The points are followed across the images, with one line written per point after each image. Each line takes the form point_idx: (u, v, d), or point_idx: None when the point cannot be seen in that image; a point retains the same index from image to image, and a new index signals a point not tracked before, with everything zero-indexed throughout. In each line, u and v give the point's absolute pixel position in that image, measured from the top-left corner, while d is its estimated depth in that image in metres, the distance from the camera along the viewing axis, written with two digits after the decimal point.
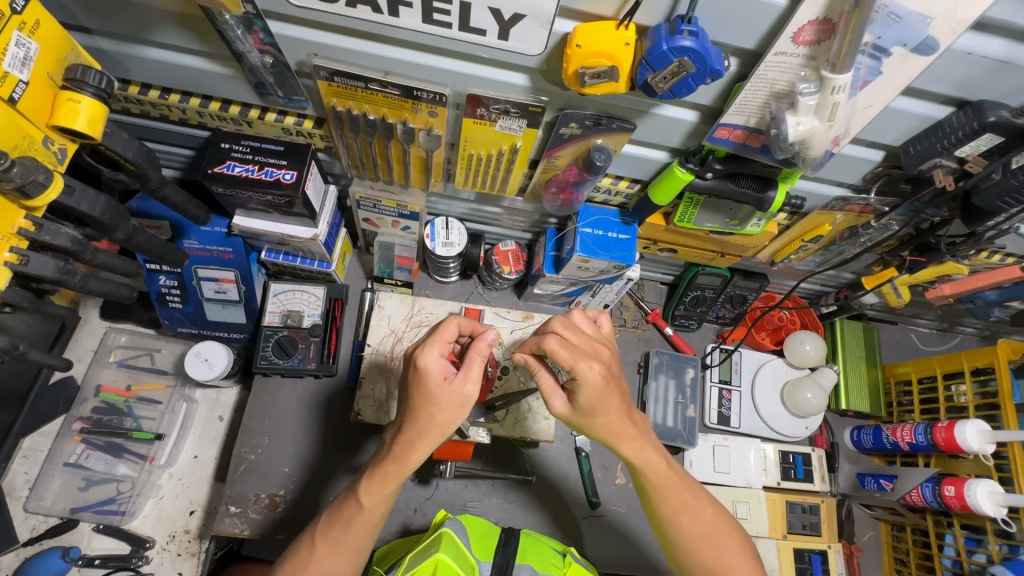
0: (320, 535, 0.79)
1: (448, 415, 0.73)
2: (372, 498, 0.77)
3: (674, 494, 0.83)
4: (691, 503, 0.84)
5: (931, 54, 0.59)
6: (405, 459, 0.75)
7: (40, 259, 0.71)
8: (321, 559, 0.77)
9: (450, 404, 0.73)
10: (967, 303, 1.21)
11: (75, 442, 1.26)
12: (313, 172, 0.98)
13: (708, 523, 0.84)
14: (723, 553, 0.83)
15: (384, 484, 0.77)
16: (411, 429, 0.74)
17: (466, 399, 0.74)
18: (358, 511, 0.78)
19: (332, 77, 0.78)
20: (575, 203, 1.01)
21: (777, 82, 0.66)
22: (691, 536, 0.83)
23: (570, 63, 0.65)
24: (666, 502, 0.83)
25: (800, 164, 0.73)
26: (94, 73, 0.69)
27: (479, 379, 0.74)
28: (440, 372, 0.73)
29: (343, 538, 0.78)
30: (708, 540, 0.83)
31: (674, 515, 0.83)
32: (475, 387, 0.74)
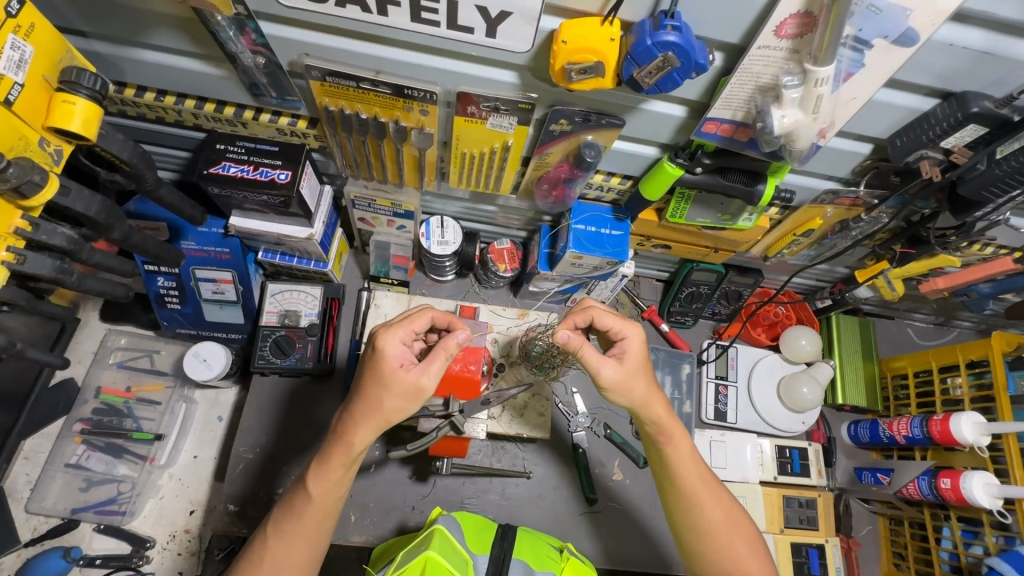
0: (273, 530, 0.78)
1: (396, 402, 0.76)
2: (320, 487, 0.78)
3: (693, 473, 0.86)
4: (708, 488, 0.86)
5: (912, 45, 0.59)
6: (350, 442, 0.77)
7: (37, 258, 0.72)
8: (272, 551, 0.76)
9: (402, 392, 0.76)
10: (961, 295, 1.21)
11: (75, 443, 1.27)
12: (308, 172, 0.99)
13: (724, 509, 0.86)
14: (736, 541, 0.84)
15: (331, 470, 0.78)
16: (360, 406, 0.77)
17: (417, 390, 0.77)
18: (308, 501, 0.78)
19: (324, 77, 0.79)
20: (568, 199, 1.02)
21: (762, 76, 0.66)
22: (707, 519, 0.85)
23: (556, 59, 0.66)
24: (686, 479, 0.86)
25: (787, 157, 0.73)
26: (88, 75, 0.70)
27: (437, 374, 0.77)
28: (397, 358, 0.77)
29: (295, 529, 0.78)
30: (723, 525, 0.84)
31: (692, 495, 0.85)
32: (429, 381, 0.77)
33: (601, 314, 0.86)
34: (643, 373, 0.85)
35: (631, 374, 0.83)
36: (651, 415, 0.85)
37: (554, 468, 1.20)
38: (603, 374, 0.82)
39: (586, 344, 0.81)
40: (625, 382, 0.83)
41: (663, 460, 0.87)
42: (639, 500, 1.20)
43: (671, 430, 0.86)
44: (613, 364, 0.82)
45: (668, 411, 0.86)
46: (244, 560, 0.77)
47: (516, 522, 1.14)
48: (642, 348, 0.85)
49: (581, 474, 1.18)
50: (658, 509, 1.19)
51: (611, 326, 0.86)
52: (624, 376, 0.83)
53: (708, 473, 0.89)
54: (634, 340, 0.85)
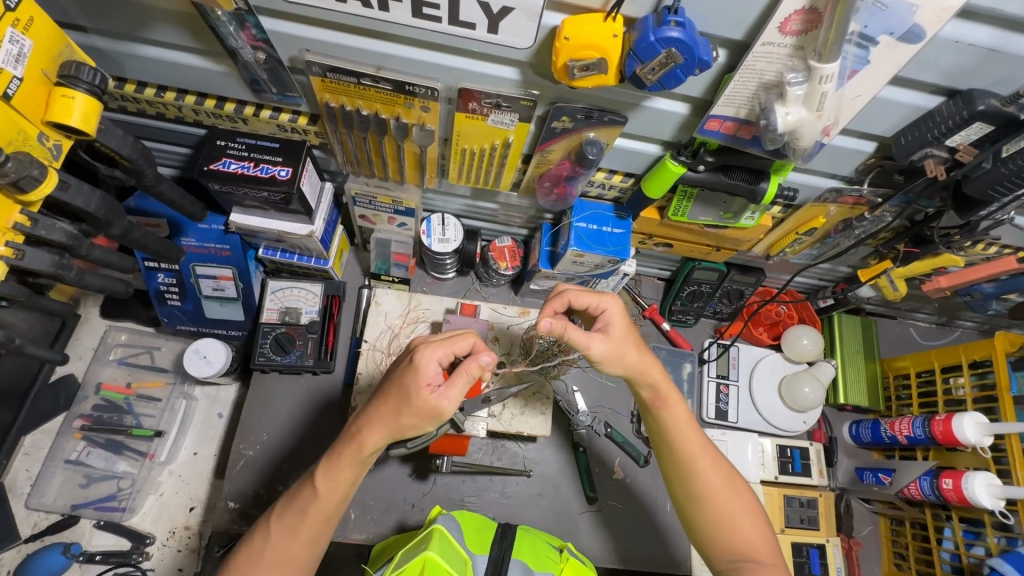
0: (276, 521, 0.79)
1: (413, 419, 0.74)
2: (328, 485, 0.77)
3: (691, 440, 0.85)
4: (707, 455, 0.85)
5: (917, 42, 0.59)
6: (361, 442, 0.76)
7: (36, 253, 0.72)
8: (274, 547, 0.76)
9: (421, 410, 0.74)
10: (964, 295, 1.21)
11: (75, 440, 1.26)
12: (308, 169, 0.99)
13: (723, 478, 0.85)
14: (735, 508, 0.84)
15: (339, 470, 0.77)
16: (380, 411, 0.76)
17: (436, 411, 0.74)
18: (314, 498, 0.77)
19: (325, 72, 0.78)
20: (569, 197, 1.01)
21: (766, 73, 0.66)
22: (706, 487, 0.84)
23: (559, 55, 0.65)
24: (684, 447, 0.85)
25: (790, 155, 0.73)
26: (88, 69, 0.69)
27: (458, 398, 0.74)
28: (426, 376, 0.74)
29: (298, 526, 0.77)
30: (722, 494, 0.84)
31: (690, 463, 0.85)
32: (450, 404, 0.74)
33: (577, 294, 0.85)
34: (632, 340, 0.85)
35: (622, 343, 0.84)
36: (647, 380, 0.86)
37: (555, 466, 1.20)
38: (593, 350, 0.83)
39: (569, 325, 0.81)
40: (616, 351, 0.84)
41: (659, 426, 0.87)
42: (640, 499, 1.19)
43: (668, 396, 0.86)
44: (601, 338, 0.83)
45: (664, 374, 0.87)
46: (243, 551, 0.77)
47: (516, 521, 1.14)
48: (624, 319, 0.86)
49: (580, 472, 1.18)
50: (659, 508, 1.19)
51: (591, 302, 0.85)
52: (614, 347, 0.84)
53: (707, 441, 0.88)
54: (615, 312, 0.85)
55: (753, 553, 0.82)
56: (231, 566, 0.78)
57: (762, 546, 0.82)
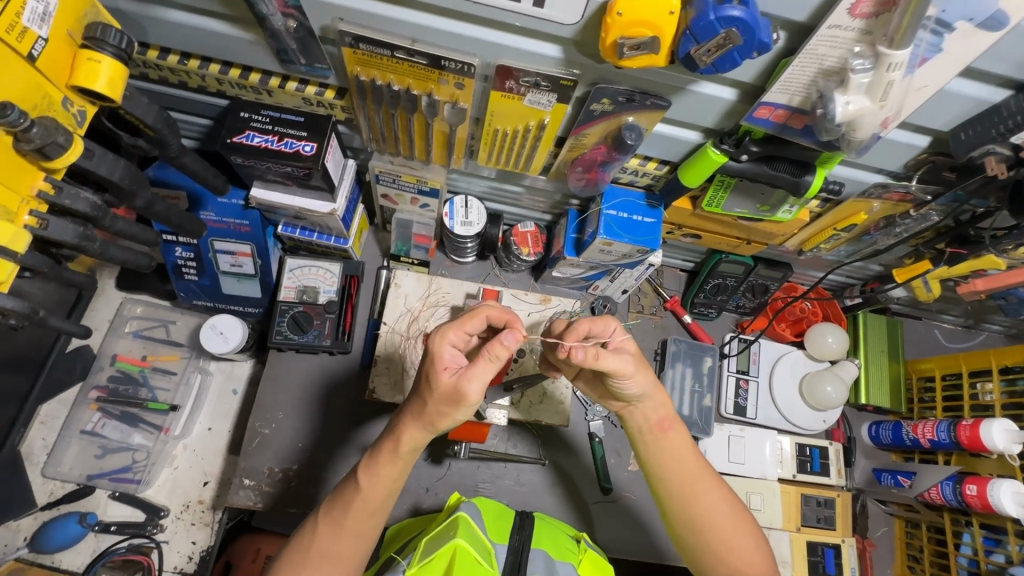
0: (322, 517, 0.77)
1: (439, 407, 0.69)
2: (373, 482, 0.75)
3: (690, 464, 0.83)
4: (707, 480, 0.83)
5: (999, 30, 0.55)
6: (400, 441, 0.74)
7: (60, 223, 0.70)
8: (320, 541, 0.75)
9: (446, 396, 0.69)
10: (999, 298, 1.17)
11: (92, 410, 1.26)
12: (333, 145, 0.96)
13: (721, 505, 0.82)
14: (735, 534, 0.81)
15: (385, 466, 0.75)
16: (411, 408, 0.74)
17: (459, 395, 0.68)
18: (357, 494, 0.75)
19: (357, 43, 0.75)
20: (600, 183, 0.98)
21: (827, 59, 0.62)
22: (705, 513, 0.81)
23: (609, 32, 0.62)
24: (682, 471, 0.83)
25: (844, 148, 0.70)
26: (114, 32, 0.66)
27: (483, 380, 0.68)
28: (445, 360, 0.71)
29: (344, 521, 0.75)
30: (724, 518, 0.81)
31: (689, 490, 0.82)
32: (474, 388, 0.68)
33: (592, 323, 0.82)
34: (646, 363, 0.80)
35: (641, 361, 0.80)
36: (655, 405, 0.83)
37: (570, 456, 1.18)
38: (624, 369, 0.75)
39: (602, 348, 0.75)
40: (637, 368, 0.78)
41: (656, 454, 0.83)
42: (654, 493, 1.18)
43: (670, 424, 0.83)
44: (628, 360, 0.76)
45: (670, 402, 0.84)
46: (292, 547, 0.76)
47: (530, 509, 1.13)
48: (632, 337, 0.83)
49: (597, 463, 1.16)
50: None
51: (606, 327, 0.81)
52: (635, 365, 0.77)
53: (708, 469, 0.85)
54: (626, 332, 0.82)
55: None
56: (280, 558, 0.76)
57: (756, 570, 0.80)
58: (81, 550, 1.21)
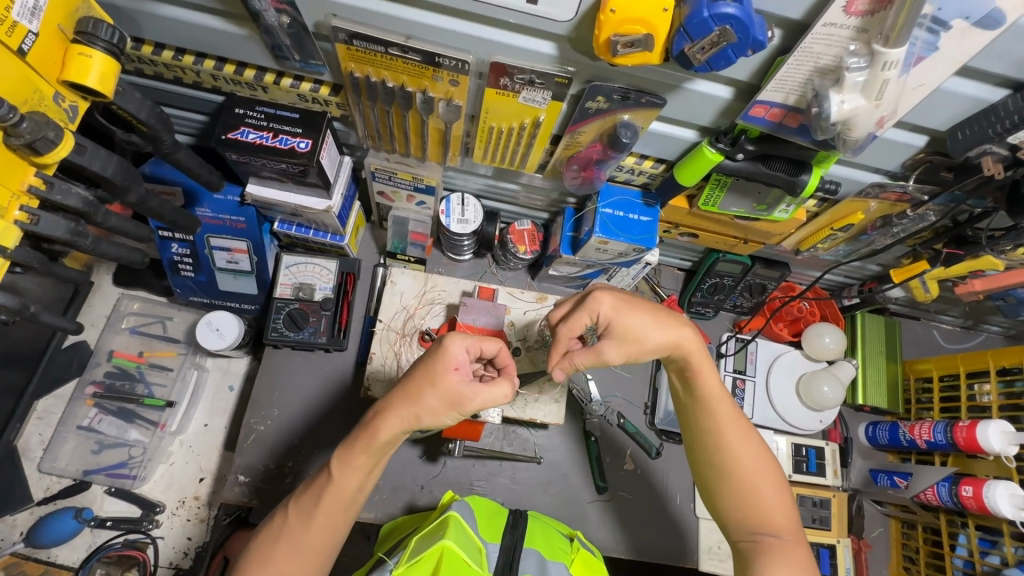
0: (292, 507, 0.76)
1: (435, 405, 0.73)
2: (346, 474, 0.75)
3: (724, 410, 0.84)
4: (740, 428, 0.84)
5: (995, 28, 0.55)
6: (377, 431, 0.74)
7: (50, 219, 0.70)
8: (290, 530, 0.75)
9: (445, 396, 0.72)
10: (997, 299, 1.17)
11: (87, 406, 1.26)
12: (328, 142, 0.96)
13: (751, 454, 0.83)
14: (762, 485, 0.82)
15: (358, 457, 0.75)
16: (399, 396, 0.74)
17: (460, 402, 0.73)
18: (328, 484, 0.75)
19: (351, 40, 0.74)
20: (597, 181, 0.97)
21: (823, 57, 0.62)
22: (734, 461, 0.83)
23: (602, 29, 0.61)
24: (715, 416, 0.84)
25: (840, 147, 0.69)
26: (105, 27, 0.66)
27: (487, 399, 0.74)
28: (457, 362, 0.74)
29: (313, 513, 0.75)
30: (752, 468, 0.82)
31: (719, 436, 0.84)
32: (477, 401, 0.73)
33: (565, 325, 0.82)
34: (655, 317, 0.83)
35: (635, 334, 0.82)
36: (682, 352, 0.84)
37: (566, 454, 1.18)
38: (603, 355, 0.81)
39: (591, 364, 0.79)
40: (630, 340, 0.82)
41: (692, 395, 0.86)
42: (649, 491, 1.18)
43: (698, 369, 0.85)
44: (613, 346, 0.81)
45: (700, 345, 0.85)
46: (264, 533, 0.76)
47: (525, 507, 1.13)
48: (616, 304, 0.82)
49: (591, 462, 1.17)
50: (670, 499, 1.18)
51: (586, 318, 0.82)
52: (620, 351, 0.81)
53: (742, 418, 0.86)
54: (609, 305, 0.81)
55: (772, 528, 0.81)
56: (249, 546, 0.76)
57: (783, 522, 0.81)
58: (77, 546, 1.21)
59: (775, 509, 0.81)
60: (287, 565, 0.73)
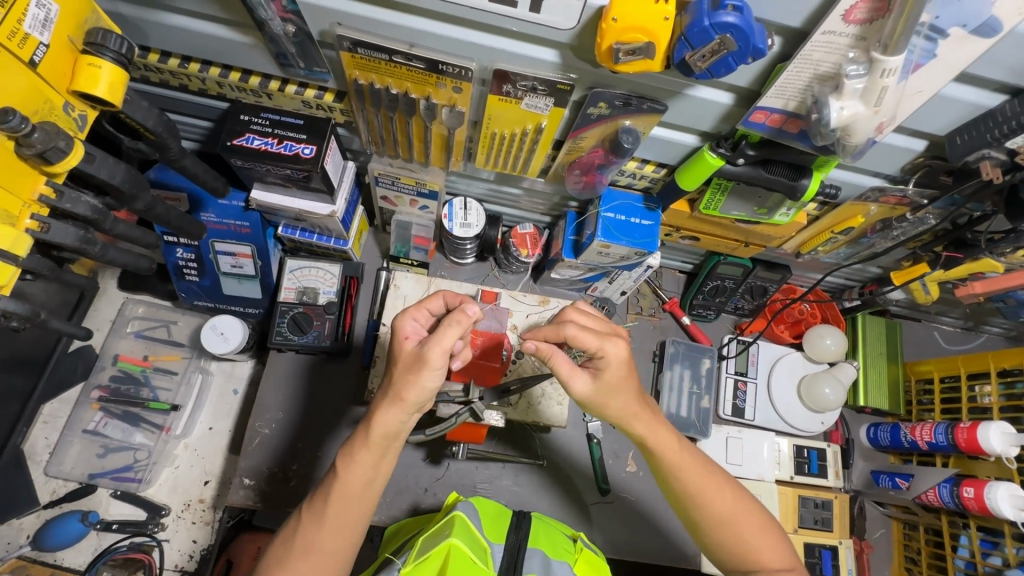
0: (305, 510, 0.77)
1: (403, 374, 0.73)
2: (352, 471, 0.75)
3: (693, 472, 0.82)
4: (713, 483, 0.82)
5: (992, 36, 0.56)
6: (374, 426, 0.75)
7: (60, 227, 0.71)
8: (305, 532, 0.75)
9: (407, 361, 0.73)
10: (997, 301, 1.17)
11: (93, 410, 1.27)
12: (333, 147, 0.97)
13: (728, 500, 0.82)
14: (748, 531, 0.81)
15: (362, 453, 0.75)
16: (382, 389, 0.76)
17: (422, 359, 0.71)
18: (335, 481, 0.76)
19: (355, 48, 0.75)
20: (598, 185, 0.98)
21: (822, 64, 0.63)
22: (715, 517, 0.81)
23: (604, 38, 0.62)
24: (684, 481, 0.82)
25: (839, 152, 0.70)
26: (114, 37, 0.67)
27: (445, 344, 0.70)
28: (407, 331, 0.78)
29: (322, 510, 0.75)
30: (733, 519, 0.81)
31: (694, 494, 0.81)
32: (437, 351, 0.70)
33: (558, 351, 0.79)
34: (625, 387, 0.79)
35: (612, 389, 0.78)
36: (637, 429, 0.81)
37: (568, 456, 1.19)
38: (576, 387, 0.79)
39: (557, 352, 0.79)
40: (600, 397, 0.79)
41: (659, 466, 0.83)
42: (652, 493, 1.18)
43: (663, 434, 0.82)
44: (585, 378, 0.79)
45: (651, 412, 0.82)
46: (280, 535, 0.77)
47: (528, 509, 1.14)
48: (625, 363, 0.78)
49: (594, 463, 1.17)
50: (672, 500, 1.18)
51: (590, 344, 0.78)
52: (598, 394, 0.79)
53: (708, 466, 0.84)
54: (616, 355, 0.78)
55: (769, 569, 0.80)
56: (264, 554, 0.76)
57: (780, 562, 0.80)
58: (83, 549, 1.22)
59: (766, 550, 0.80)
60: (301, 567, 0.73)
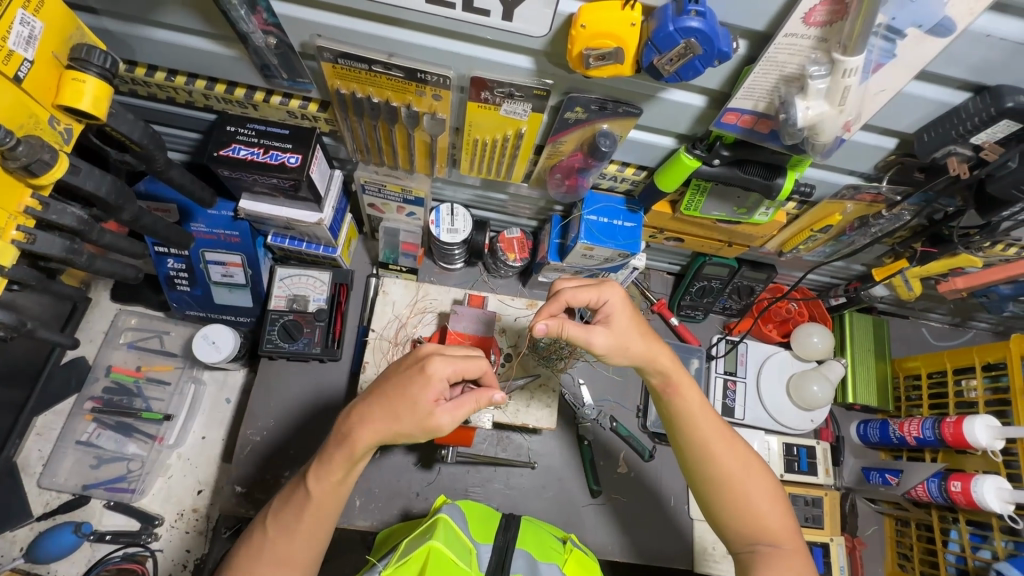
0: (272, 520, 0.78)
1: (409, 428, 0.74)
2: (322, 486, 0.76)
3: (704, 425, 0.85)
4: (723, 439, 0.85)
5: (947, 36, 0.57)
6: (355, 443, 0.75)
7: (47, 238, 0.72)
8: (273, 547, 0.75)
9: (421, 421, 0.73)
10: (980, 296, 1.18)
11: (87, 421, 1.28)
12: (318, 156, 0.98)
13: (739, 459, 0.84)
14: (754, 491, 0.82)
15: (332, 471, 0.76)
16: (376, 412, 0.75)
17: (435, 424, 0.74)
18: (308, 498, 0.77)
19: (336, 59, 0.77)
20: (581, 189, 1.00)
21: (787, 66, 0.64)
22: (724, 472, 0.83)
23: (575, 44, 0.64)
24: (698, 431, 0.85)
25: (809, 150, 0.71)
26: (98, 53, 0.69)
27: (459, 417, 0.75)
28: (437, 386, 0.74)
29: (293, 524, 0.76)
30: (740, 476, 0.83)
31: (706, 447, 0.84)
32: (449, 421, 0.74)
33: (572, 295, 0.83)
34: (635, 330, 0.86)
35: (624, 334, 0.84)
36: (657, 368, 0.86)
37: (558, 458, 1.19)
38: (594, 343, 0.83)
39: (568, 324, 0.79)
40: (619, 343, 0.84)
41: (673, 414, 0.87)
42: (645, 493, 1.19)
43: (679, 383, 0.87)
44: (603, 332, 0.83)
45: (674, 362, 0.87)
46: (245, 548, 0.77)
47: (520, 511, 1.14)
48: (627, 309, 0.86)
49: (586, 465, 1.18)
50: (663, 500, 1.19)
51: (590, 297, 0.84)
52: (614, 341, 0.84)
53: (721, 425, 0.87)
54: (615, 303, 0.85)
55: (770, 536, 0.81)
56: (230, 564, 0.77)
57: (782, 531, 0.81)
58: (77, 560, 1.22)
59: (768, 514, 0.81)
60: None
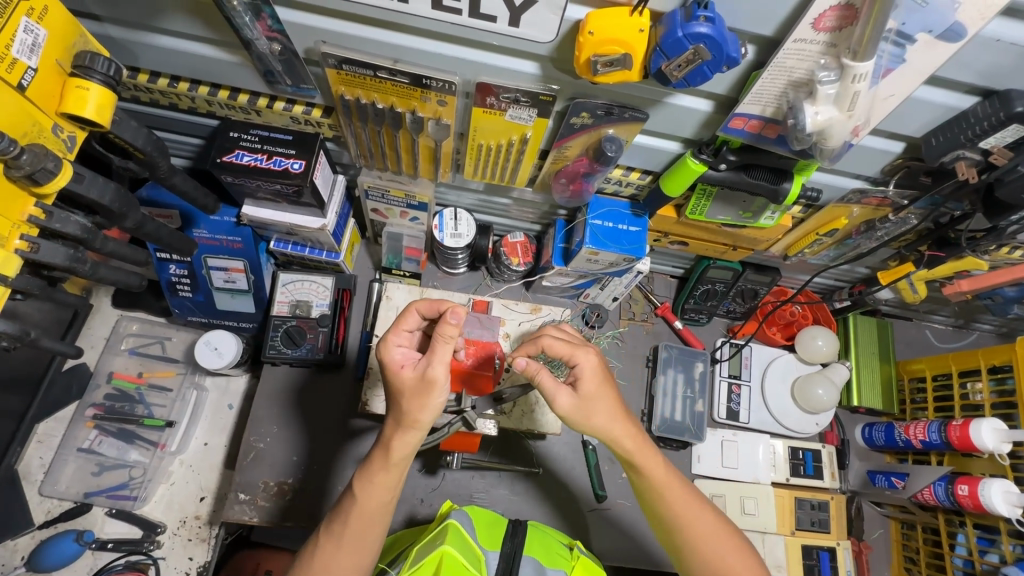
0: (323, 531, 0.77)
1: (412, 402, 0.73)
2: (372, 492, 0.76)
3: (673, 492, 0.82)
4: (690, 504, 0.82)
5: (957, 41, 0.57)
6: (391, 447, 0.75)
7: (50, 246, 0.72)
8: (322, 553, 0.75)
9: (416, 389, 0.73)
10: (984, 298, 1.16)
11: (88, 428, 1.27)
12: (322, 162, 0.98)
13: (708, 521, 0.81)
14: (726, 553, 0.80)
15: (382, 474, 0.76)
16: (390, 422, 0.76)
17: (430, 381, 0.73)
18: (354, 502, 0.76)
19: (341, 64, 0.77)
20: (585, 193, 0.99)
21: (795, 71, 0.64)
22: (693, 537, 0.81)
23: (581, 50, 0.64)
24: (663, 500, 0.82)
25: (817, 156, 0.71)
26: (102, 60, 0.68)
27: (446, 360, 0.73)
28: (399, 359, 0.77)
29: (342, 533, 0.76)
30: (710, 539, 0.80)
31: (674, 515, 0.82)
32: (439, 369, 0.72)
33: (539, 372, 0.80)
34: (605, 399, 0.81)
35: (588, 402, 0.80)
36: (620, 444, 0.82)
37: (562, 463, 1.19)
38: (558, 403, 0.80)
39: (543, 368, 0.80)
40: (581, 409, 0.80)
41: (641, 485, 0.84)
42: None
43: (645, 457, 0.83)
44: (566, 393, 0.80)
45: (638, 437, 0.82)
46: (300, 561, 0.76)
47: (524, 517, 1.14)
48: (598, 373, 0.81)
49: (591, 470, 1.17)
50: None
51: (563, 351, 0.82)
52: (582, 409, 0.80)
53: (688, 488, 0.85)
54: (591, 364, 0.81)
55: None
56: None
57: None
58: (78, 569, 1.21)
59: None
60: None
